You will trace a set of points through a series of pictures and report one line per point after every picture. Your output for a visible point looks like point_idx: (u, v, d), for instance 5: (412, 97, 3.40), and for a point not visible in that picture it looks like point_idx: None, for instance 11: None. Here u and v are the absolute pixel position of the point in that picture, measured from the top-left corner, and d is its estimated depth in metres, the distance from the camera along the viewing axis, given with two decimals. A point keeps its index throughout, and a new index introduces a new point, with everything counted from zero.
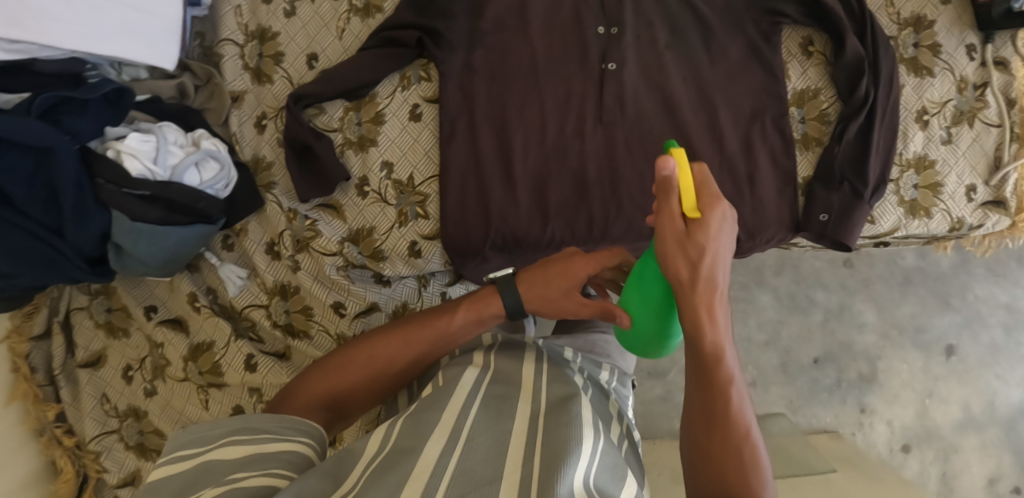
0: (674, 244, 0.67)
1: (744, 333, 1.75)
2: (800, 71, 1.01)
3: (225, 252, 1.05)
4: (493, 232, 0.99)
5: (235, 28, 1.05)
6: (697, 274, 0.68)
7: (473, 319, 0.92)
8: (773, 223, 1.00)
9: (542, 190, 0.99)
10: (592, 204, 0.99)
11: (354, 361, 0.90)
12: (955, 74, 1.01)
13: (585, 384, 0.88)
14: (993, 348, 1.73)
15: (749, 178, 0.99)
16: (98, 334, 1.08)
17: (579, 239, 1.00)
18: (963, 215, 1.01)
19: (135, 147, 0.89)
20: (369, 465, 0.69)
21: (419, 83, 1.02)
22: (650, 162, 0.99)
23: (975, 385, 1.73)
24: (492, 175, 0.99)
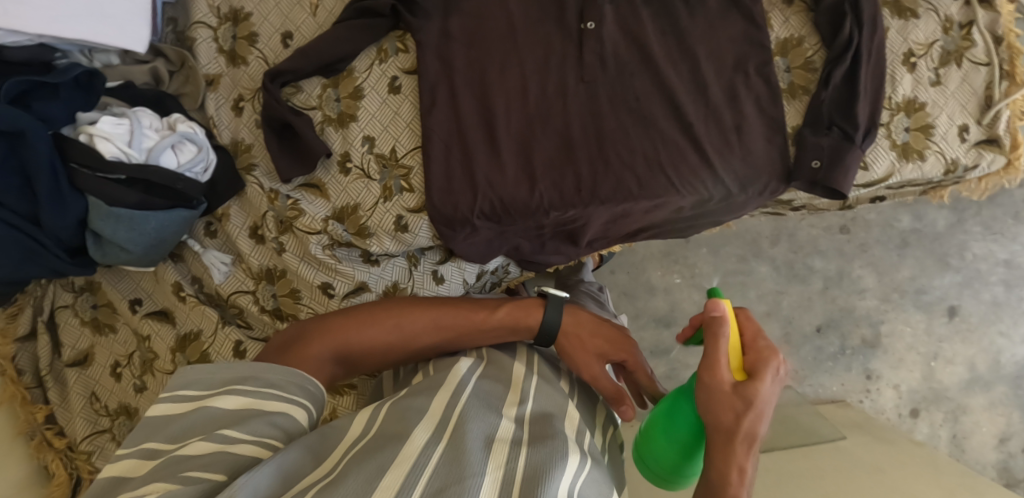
0: (722, 397, 0.69)
1: (743, 304, 1.73)
2: (782, 20, 0.99)
3: (209, 239, 1.02)
4: (480, 200, 0.97)
5: (206, 10, 1.03)
6: (740, 424, 0.69)
7: (509, 325, 0.95)
8: (764, 173, 0.98)
9: (530, 156, 0.97)
10: (579, 164, 0.97)
11: (377, 322, 0.93)
12: (939, 14, 0.99)
13: (572, 390, 0.93)
14: (995, 305, 1.70)
15: (736, 127, 0.97)
16: (84, 332, 1.05)
17: (570, 203, 0.98)
18: (957, 156, 1.00)
19: (108, 130, 0.87)
20: (351, 448, 0.67)
21: (396, 55, 1.00)
22: (636, 120, 0.97)
23: (979, 345, 1.71)
24: (477, 142, 0.98)
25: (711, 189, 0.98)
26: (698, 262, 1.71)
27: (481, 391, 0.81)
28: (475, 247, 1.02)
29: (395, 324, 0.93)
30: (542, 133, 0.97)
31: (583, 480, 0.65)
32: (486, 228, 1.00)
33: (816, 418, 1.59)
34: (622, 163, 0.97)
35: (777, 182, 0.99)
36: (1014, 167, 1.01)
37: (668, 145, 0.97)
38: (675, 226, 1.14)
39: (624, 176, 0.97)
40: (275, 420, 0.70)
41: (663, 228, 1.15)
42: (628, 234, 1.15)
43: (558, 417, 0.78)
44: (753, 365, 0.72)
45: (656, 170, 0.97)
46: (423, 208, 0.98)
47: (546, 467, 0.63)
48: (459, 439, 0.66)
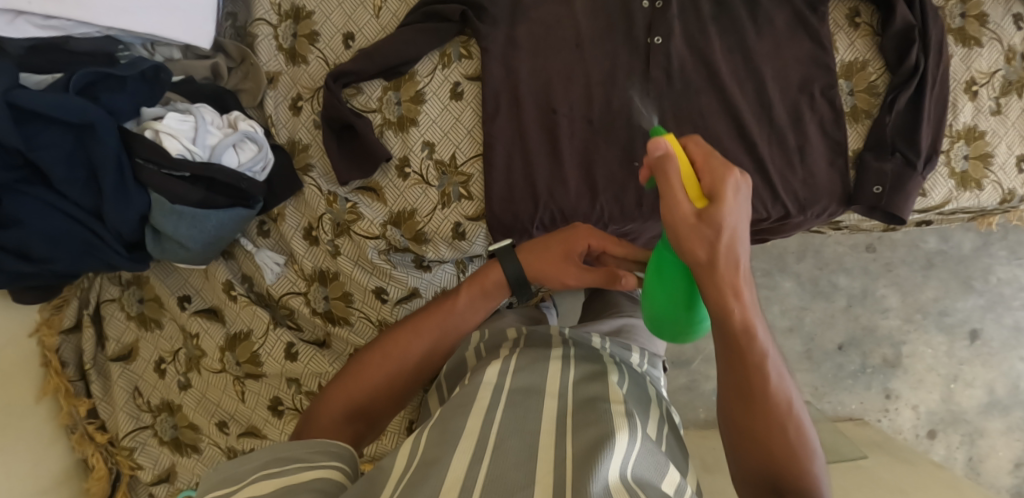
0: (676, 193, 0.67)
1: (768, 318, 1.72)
2: (847, 42, 0.99)
3: (261, 238, 1.01)
4: (541, 210, 0.97)
5: (268, 6, 1.01)
6: (717, 254, 0.61)
7: (475, 296, 0.94)
8: (825, 195, 0.98)
9: (589, 166, 0.97)
10: (642, 178, 0.96)
11: (371, 367, 0.87)
12: (1002, 44, 1.00)
13: (620, 376, 0.83)
14: (1017, 329, 1.71)
15: (799, 149, 0.97)
16: (129, 327, 1.04)
17: (629, 215, 0.97)
18: (1014, 186, 1.00)
19: (174, 127, 0.87)
20: (400, 480, 0.64)
21: (459, 61, 0.99)
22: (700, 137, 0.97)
23: (999, 369, 1.72)
24: (539, 152, 0.97)
25: (770, 208, 0.98)
26: None
27: (518, 391, 0.77)
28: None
29: (384, 356, 0.88)
30: (601, 143, 0.97)
31: (636, 456, 0.65)
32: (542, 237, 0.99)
33: (836, 436, 1.59)
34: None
35: (837, 204, 0.98)
36: None
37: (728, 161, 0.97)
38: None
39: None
40: (313, 485, 0.65)
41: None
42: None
43: (603, 398, 0.75)
44: (711, 188, 0.63)
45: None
46: (480, 215, 0.98)
47: (595, 453, 0.62)
48: (502, 456, 0.64)
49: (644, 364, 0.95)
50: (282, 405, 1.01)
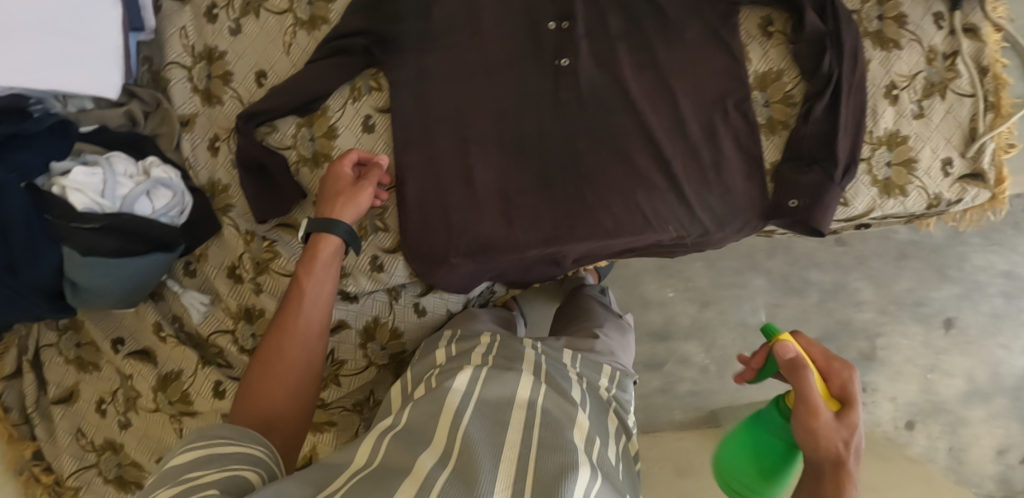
0: (355, 192, 0.93)
1: (736, 318, 1.53)
2: (761, 53, 0.97)
3: (188, 278, 1.03)
4: (457, 239, 0.96)
5: (180, 50, 1.02)
6: (845, 452, 0.69)
7: (318, 269, 0.89)
8: (744, 210, 0.97)
9: (504, 193, 0.96)
10: (556, 203, 0.96)
11: (269, 377, 0.82)
12: (923, 45, 0.97)
13: (582, 398, 0.85)
14: (997, 315, 1.49)
15: (714, 165, 0.96)
16: (69, 370, 1.06)
17: (547, 239, 0.96)
18: (941, 190, 0.98)
19: (80, 180, 0.88)
20: (356, 473, 0.65)
21: (370, 93, 0.99)
22: (616, 158, 0.96)
23: (977, 356, 1.49)
24: (453, 180, 0.96)
25: (688, 227, 0.97)
26: (693, 275, 1.55)
27: (488, 403, 0.77)
28: (453, 280, 1.02)
29: (274, 365, 0.83)
30: (513, 169, 0.96)
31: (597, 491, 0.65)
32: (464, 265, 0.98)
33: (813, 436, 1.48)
34: (594, 199, 0.96)
35: (756, 216, 0.97)
36: (999, 200, 0.99)
37: (644, 180, 0.96)
38: (667, 254, 1.12)
39: (595, 213, 0.96)
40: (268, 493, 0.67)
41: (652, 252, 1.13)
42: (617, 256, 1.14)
43: (567, 423, 0.75)
44: (840, 389, 0.74)
45: (632, 208, 0.96)
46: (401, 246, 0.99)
47: (558, 481, 0.62)
48: (467, 461, 0.65)
49: (613, 387, 0.97)
50: None
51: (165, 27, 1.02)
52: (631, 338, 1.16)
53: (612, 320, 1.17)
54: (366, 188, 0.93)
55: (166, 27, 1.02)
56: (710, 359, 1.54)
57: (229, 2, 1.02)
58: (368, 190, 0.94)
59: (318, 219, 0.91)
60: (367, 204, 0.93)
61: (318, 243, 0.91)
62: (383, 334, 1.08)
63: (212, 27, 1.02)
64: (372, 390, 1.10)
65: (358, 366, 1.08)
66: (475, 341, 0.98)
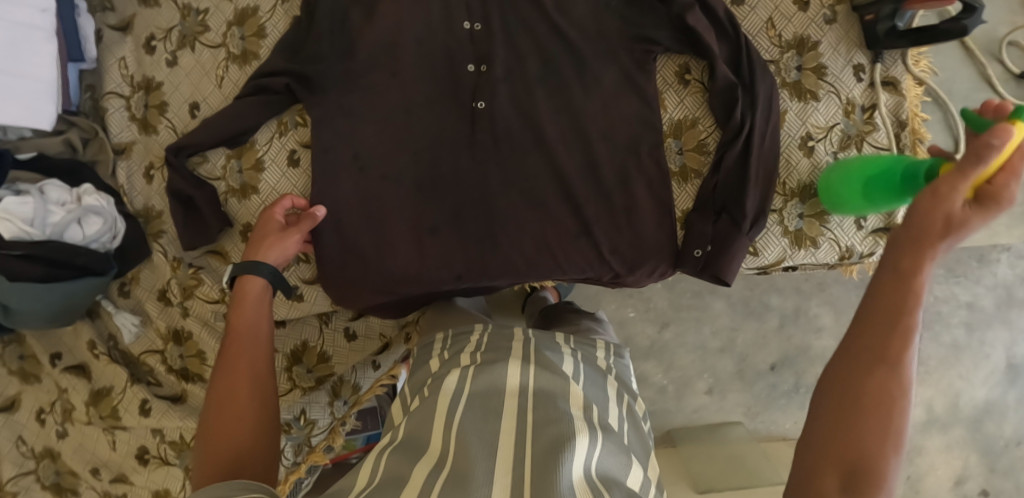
0: (281, 237, 0.92)
1: (696, 342, 1.51)
2: (677, 100, 0.99)
3: (122, 298, 1.08)
4: (372, 273, 1.00)
5: (120, 80, 1.07)
6: (961, 226, 0.57)
7: (247, 305, 0.84)
8: (653, 253, 0.98)
9: (418, 231, 0.99)
10: (468, 241, 0.99)
11: (228, 418, 0.73)
12: (841, 97, 0.98)
13: (576, 371, 0.87)
14: (957, 346, 1.40)
15: (627, 210, 0.97)
16: (13, 380, 1.12)
17: (459, 276, 0.99)
18: (852, 243, 0.98)
19: (11, 209, 0.92)
20: (366, 486, 0.68)
21: (296, 128, 1.02)
22: (528, 201, 0.98)
23: (937, 386, 1.41)
24: (371, 216, 0.99)
25: (598, 269, 0.99)
26: (653, 296, 1.51)
27: (478, 395, 0.79)
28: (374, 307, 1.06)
29: (230, 405, 0.74)
30: (425, 207, 0.99)
31: (599, 455, 0.71)
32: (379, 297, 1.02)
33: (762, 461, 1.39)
34: (502, 241, 0.98)
35: (665, 259, 0.98)
36: None
37: (554, 222, 0.98)
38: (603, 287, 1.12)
39: (504, 254, 0.98)
40: None
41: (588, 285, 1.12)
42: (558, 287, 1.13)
43: (563, 396, 0.79)
44: (1001, 187, 0.58)
45: (542, 250, 0.98)
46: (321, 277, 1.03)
47: (556, 453, 0.68)
48: (464, 457, 0.69)
49: (609, 357, 0.98)
50: (148, 454, 1.07)
51: (107, 58, 1.07)
52: (605, 322, 1.15)
53: (583, 310, 1.17)
54: (293, 235, 0.92)
55: (107, 58, 1.07)
56: (668, 380, 1.53)
57: (167, 35, 1.06)
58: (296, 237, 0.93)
59: (243, 263, 0.87)
60: (292, 249, 0.92)
61: (244, 287, 0.86)
62: (310, 357, 1.13)
63: (151, 59, 1.06)
64: (304, 409, 1.13)
65: (283, 389, 1.13)
66: (470, 331, 0.96)
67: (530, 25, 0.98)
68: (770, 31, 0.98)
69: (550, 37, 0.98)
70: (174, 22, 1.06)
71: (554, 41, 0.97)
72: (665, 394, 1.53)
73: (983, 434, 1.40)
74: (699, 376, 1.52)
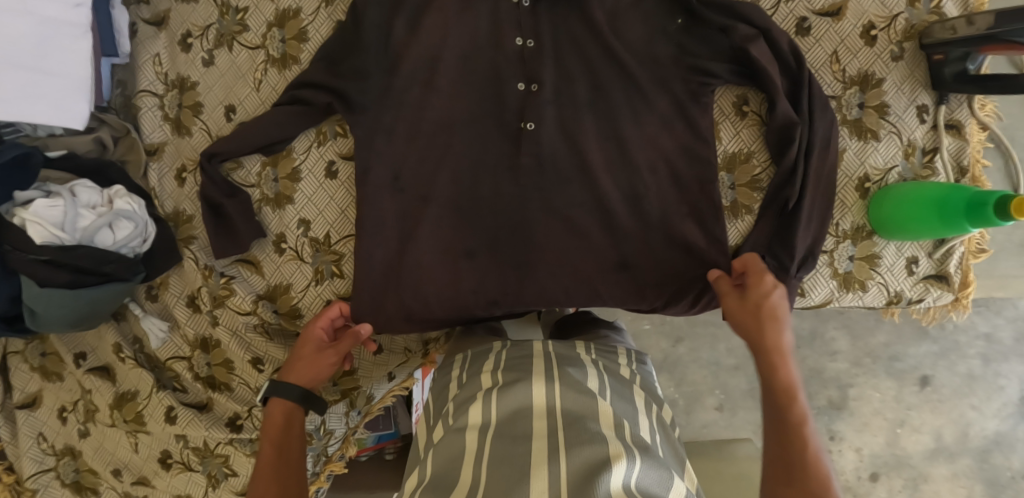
0: (320, 359, 0.91)
1: (710, 358, 1.46)
2: (732, 132, 0.96)
3: (149, 302, 1.05)
4: (402, 295, 0.96)
5: (153, 78, 1.03)
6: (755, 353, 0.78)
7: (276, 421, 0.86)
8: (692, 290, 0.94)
9: (454, 257, 0.95)
10: (504, 268, 0.95)
11: None
12: (902, 138, 0.94)
13: (602, 387, 0.83)
14: (972, 376, 1.30)
15: (670, 245, 0.94)
16: (33, 377, 1.10)
17: (491, 304, 0.95)
18: (902, 288, 0.96)
19: (41, 213, 0.89)
20: None
21: (335, 139, 0.99)
22: (568, 228, 0.94)
23: (947, 415, 1.31)
24: (405, 237, 0.96)
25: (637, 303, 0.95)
26: None
27: (506, 420, 0.78)
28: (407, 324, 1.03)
29: None
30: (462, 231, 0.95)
31: (639, 472, 0.69)
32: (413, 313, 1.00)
33: None
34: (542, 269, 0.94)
35: (709, 291, 0.94)
36: (961, 304, 0.97)
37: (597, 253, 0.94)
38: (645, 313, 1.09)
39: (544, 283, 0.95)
40: None
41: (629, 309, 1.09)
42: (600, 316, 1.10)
43: (590, 416, 0.76)
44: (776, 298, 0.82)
45: (582, 282, 0.94)
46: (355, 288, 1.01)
47: (592, 479, 0.67)
48: None
49: (632, 363, 0.94)
50: (171, 458, 1.05)
51: (140, 53, 1.03)
52: (624, 331, 1.08)
53: (600, 318, 1.10)
54: (331, 352, 0.92)
55: (141, 53, 1.03)
56: (679, 393, 1.47)
57: (203, 33, 1.02)
58: (332, 367, 0.92)
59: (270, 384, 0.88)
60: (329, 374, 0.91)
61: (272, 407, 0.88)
62: (335, 369, 1.12)
63: (186, 57, 1.02)
64: (323, 419, 1.13)
65: None
66: (488, 349, 0.93)
67: (582, 45, 0.94)
68: (834, 66, 0.95)
69: (603, 61, 0.93)
70: (211, 19, 1.01)
71: (607, 63, 0.93)
72: (675, 408, 1.47)
73: (990, 465, 1.30)
74: (711, 391, 1.47)
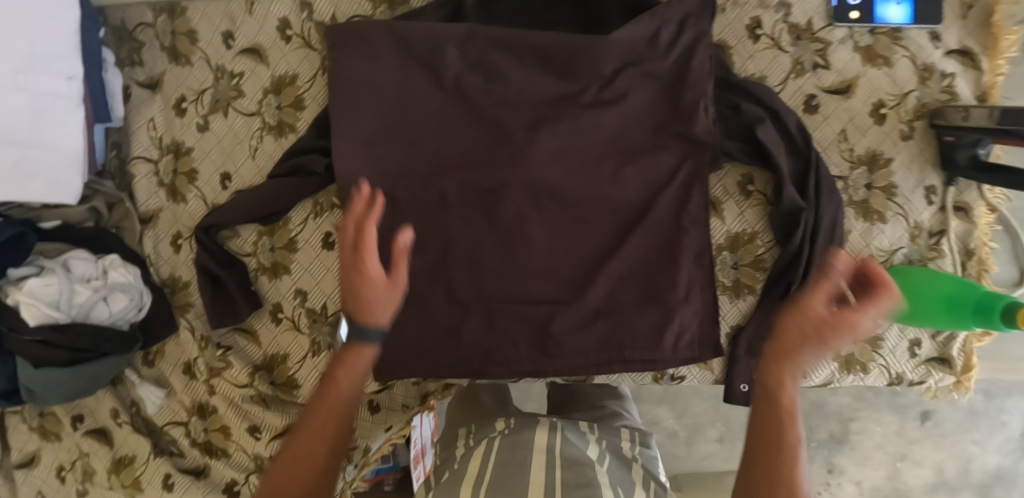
0: (389, 286, 0.65)
1: (713, 390, 1.44)
2: (737, 212, 0.94)
3: (146, 368, 1.05)
4: (404, 219, 0.94)
5: (148, 143, 1.02)
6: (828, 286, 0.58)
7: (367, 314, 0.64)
8: (695, 319, 0.93)
9: (453, 37, 0.90)
10: (507, 199, 0.93)
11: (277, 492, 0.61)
12: (909, 220, 0.93)
13: (600, 455, 0.86)
14: (973, 412, 1.27)
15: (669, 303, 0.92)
16: (31, 436, 1.10)
17: (500, 232, 0.94)
18: (904, 370, 0.94)
19: (37, 292, 0.88)
20: None
21: (332, 210, 0.98)
22: (580, 187, 0.92)
23: (948, 451, 1.28)
24: (407, 200, 0.94)
25: (647, 305, 0.93)
26: None
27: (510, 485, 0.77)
28: (383, 255, 0.95)
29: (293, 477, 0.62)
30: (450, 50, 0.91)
31: None
32: (415, 96, 0.93)
33: None
34: (549, 48, 0.90)
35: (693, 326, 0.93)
36: (963, 386, 0.95)
37: (587, 67, 0.90)
38: (620, 355, 0.93)
39: (547, 124, 0.91)
40: None
41: (601, 360, 0.93)
42: (575, 361, 0.93)
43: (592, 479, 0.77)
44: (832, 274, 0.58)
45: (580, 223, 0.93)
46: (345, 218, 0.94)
47: None
48: None
49: (635, 446, 0.96)
50: None
51: (135, 118, 1.02)
52: (629, 403, 1.12)
53: (605, 388, 1.14)
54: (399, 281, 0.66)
55: (135, 118, 1.02)
56: (680, 426, 1.45)
57: (198, 98, 1.00)
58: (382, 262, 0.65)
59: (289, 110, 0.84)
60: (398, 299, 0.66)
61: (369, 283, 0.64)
62: None
63: (181, 122, 1.00)
64: None
65: None
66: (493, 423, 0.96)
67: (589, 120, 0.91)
68: (842, 145, 0.93)
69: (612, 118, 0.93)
70: (206, 84, 0.99)
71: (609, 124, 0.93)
72: (676, 440, 1.45)
73: None
74: (711, 423, 1.45)
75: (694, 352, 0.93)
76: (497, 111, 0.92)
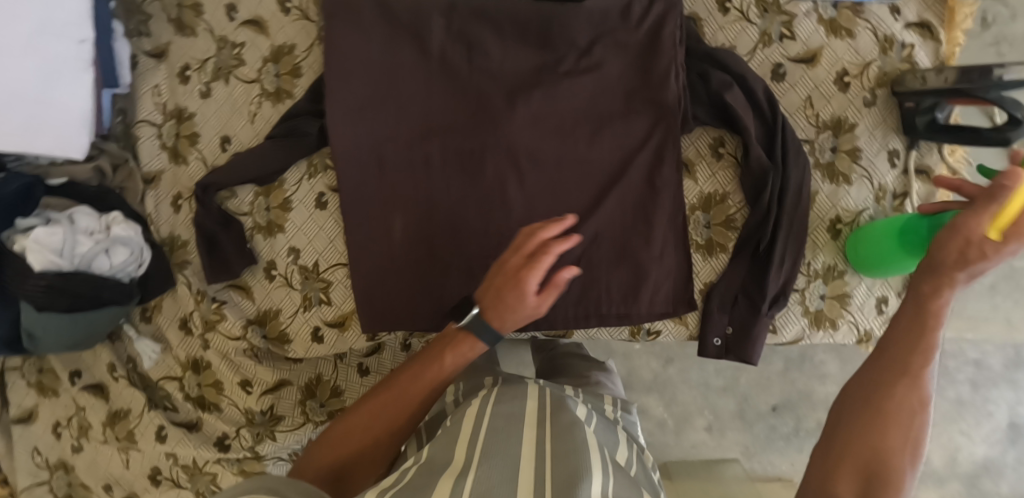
0: (520, 306, 0.76)
1: (699, 378, 1.43)
2: (708, 173, 0.99)
3: (143, 323, 1.09)
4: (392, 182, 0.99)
5: (152, 108, 1.07)
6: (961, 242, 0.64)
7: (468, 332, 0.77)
8: (668, 276, 0.97)
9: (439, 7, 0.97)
10: (490, 163, 0.97)
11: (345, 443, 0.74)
12: (873, 182, 0.97)
13: (589, 413, 0.82)
14: (959, 402, 1.30)
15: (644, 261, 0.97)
16: (30, 392, 1.14)
17: (483, 193, 0.98)
18: (871, 327, 0.98)
19: (43, 240, 0.92)
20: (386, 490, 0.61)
21: (326, 171, 1.02)
22: (557, 152, 0.97)
23: (936, 440, 1.31)
24: (394, 163, 0.99)
25: (620, 262, 0.97)
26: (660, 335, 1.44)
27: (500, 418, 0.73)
28: (372, 214, 0.99)
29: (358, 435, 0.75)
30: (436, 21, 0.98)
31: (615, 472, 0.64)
32: (403, 65, 0.98)
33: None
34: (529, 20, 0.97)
35: (666, 283, 0.97)
36: None
37: (562, 36, 0.97)
38: (596, 310, 0.98)
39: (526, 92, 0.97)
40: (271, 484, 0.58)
41: (579, 314, 0.98)
42: (553, 315, 0.98)
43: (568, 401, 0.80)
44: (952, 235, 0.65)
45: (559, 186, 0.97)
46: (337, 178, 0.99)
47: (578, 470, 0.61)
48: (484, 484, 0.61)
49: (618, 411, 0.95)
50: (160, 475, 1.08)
51: (141, 85, 1.08)
52: (613, 373, 1.14)
53: (592, 359, 1.15)
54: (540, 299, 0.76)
55: (141, 85, 1.08)
56: (669, 414, 1.45)
57: (201, 66, 1.06)
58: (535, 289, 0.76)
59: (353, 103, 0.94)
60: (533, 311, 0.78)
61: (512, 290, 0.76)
62: (323, 391, 1.09)
63: (184, 89, 1.06)
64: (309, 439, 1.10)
65: (295, 422, 1.08)
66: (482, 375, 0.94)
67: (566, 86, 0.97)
68: (808, 111, 0.98)
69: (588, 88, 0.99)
70: (210, 53, 1.05)
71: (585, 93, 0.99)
72: (664, 429, 1.44)
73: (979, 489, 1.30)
74: (700, 412, 1.44)
75: (668, 306, 0.97)
76: (479, 79, 0.98)
